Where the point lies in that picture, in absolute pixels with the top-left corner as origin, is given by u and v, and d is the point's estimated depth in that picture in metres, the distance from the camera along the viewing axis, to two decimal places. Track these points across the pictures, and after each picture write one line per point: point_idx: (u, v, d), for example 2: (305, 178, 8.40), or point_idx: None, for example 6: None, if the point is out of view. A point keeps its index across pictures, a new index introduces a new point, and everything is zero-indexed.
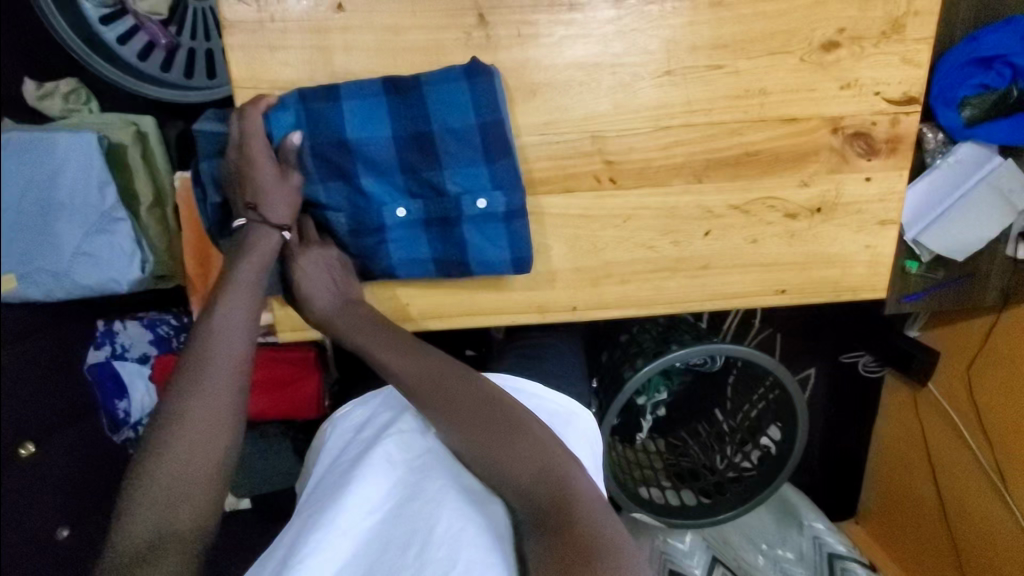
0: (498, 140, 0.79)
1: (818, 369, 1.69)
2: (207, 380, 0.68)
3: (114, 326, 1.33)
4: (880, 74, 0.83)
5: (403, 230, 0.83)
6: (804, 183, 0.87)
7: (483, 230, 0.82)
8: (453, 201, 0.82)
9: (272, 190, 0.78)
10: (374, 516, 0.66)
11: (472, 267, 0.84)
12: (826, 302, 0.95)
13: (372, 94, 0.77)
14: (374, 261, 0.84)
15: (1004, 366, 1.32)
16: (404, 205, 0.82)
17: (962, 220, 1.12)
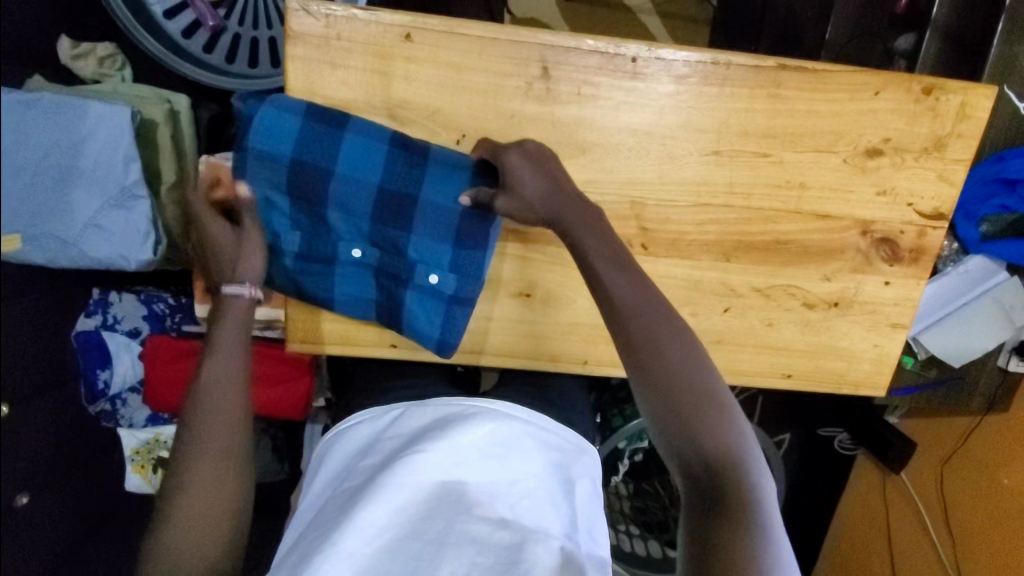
0: (473, 228, 0.80)
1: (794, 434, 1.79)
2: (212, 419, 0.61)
3: (109, 296, 1.26)
4: (916, 187, 0.86)
5: (354, 271, 0.84)
6: (826, 278, 0.89)
7: (424, 304, 0.83)
8: (408, 266, 0.82)
9: (225, 239, 0.71)
10: (376, 540, 0.62)
11: (402, 328, 0.85)
12: (828, 391, 0.97)
13: (367, 135, 0.77)
14: (310, 288, 0.83)
15: (978, 466, 1.35)
16: (360, 246, 0.82)
17: (961, 328, 1.16)
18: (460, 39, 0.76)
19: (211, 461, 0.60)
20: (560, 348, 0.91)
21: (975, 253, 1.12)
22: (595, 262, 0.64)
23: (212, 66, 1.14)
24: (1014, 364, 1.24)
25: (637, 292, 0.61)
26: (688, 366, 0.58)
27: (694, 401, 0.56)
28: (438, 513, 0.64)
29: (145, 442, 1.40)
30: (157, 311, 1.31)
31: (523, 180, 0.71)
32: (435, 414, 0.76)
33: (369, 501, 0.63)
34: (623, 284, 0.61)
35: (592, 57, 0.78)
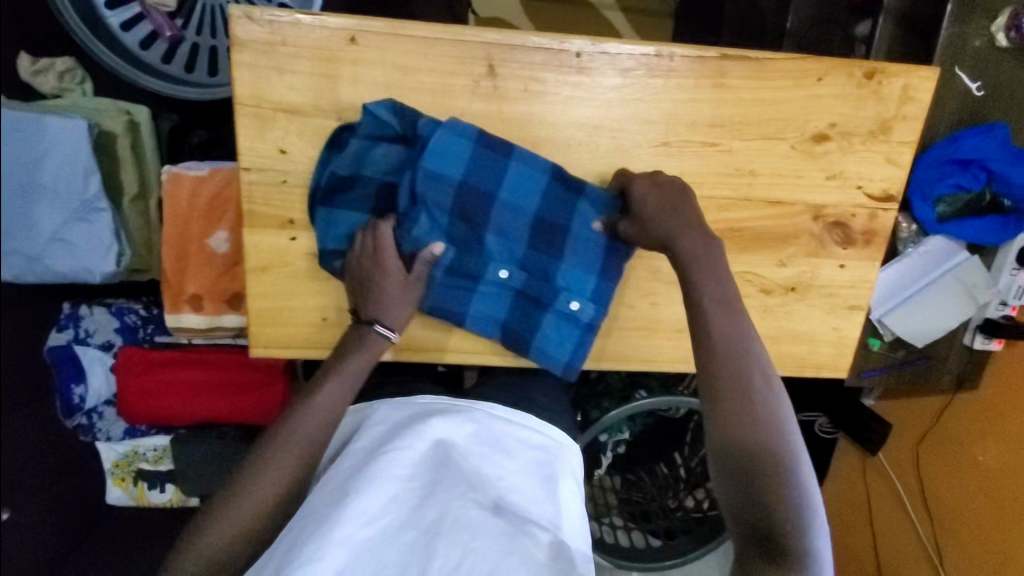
0: (615, 263, 0.84)
1: None
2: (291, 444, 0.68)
3: (80, 310, 1.27)
4: (864, 170, 0.87)
5: (494, 291, 0.84)
6: (781, 263, 0.91)
7: (560, 328, 0.85)
8: (553, 289, 0.84)
9: (391, 277, 0.76)
10: (371, 528, 0.63)
11: (530, 350, 0.85)
12: (791, 376, 0.98)
13: (541, 170, 0.81)
14: (446, 304, 0.83)
15: (952, 444, 1.37)
16: (508, 268, 0.83)
17: (925, 308, 1.17)
18: (404, 40, 0.77)
19: (280, 466, 0.67)
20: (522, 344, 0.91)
21: (933, 234, 1.13)
22: (701, 285, 0.68)
23: (171, 77, 1.14)
24: (979, 341, 1.27)
25: (732, 345, 0.64)
26: (772, 422, 0.62)
27: (774, 450, 0.60)
28: (429, 502, 0.65)
29: (123, 455, 1.37)
30: (130, 323, 1.29)
31: (641, 209, 0.76)
32: (420, 408, 0.77)
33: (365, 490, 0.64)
34: (720, 321, 0.66)
35: (536, 53, 0.78)
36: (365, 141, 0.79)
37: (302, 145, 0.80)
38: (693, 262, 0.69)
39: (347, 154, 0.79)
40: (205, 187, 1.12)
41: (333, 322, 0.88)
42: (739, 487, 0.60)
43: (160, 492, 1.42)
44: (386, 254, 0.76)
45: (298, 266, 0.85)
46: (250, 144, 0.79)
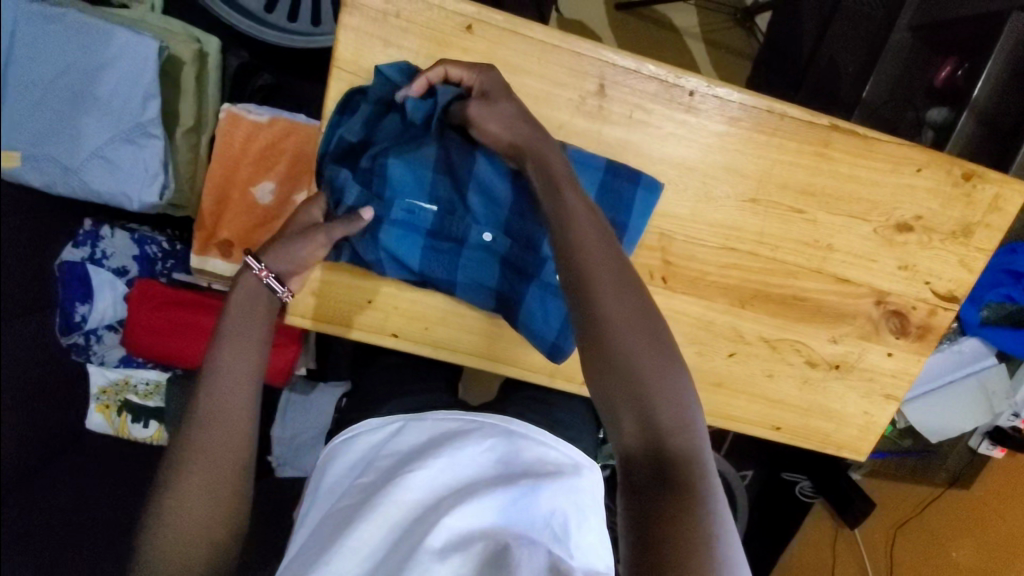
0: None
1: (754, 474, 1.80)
2: (201, 443, 0.59)
3: (101, 230, 1.23)
4: (936, 267, 0.87)
5: (479, 255, 0.79)
6: (833, 339, 0.90)
7: (545, 302, 0.78)
8: (538, 260, 0.77)
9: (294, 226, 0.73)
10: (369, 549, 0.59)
11: (517, 326, 0.80)
12: (812, 449, 0.99)
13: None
14: (433, 270, 0.79)
15: (931, 536, 1.39)
16: (492, 233, 0.78)
17: (942, 404, 1.19)
18: (520, 40, 0.74)
19: (215, 457, 0.59)
20: (525, 352, 0.87)
21: (971, 335, 1.15)
22: (567, 193, 0.62)
23: (242, 7, 1.06)
24: (983, 446, 1.29)
25: (609, 253, 0.59)
26: (640, 329, 0.56)
27: (653, 370, 0.54)
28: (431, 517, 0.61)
29: (113, 382, 1.31)
30: (150, 253, 1.26)
31: (494, 115, 0.68)
32: (434, 430, 0.74)
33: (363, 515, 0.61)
34: (583, 218, 0.60)
35: (650, 83, 0.76)
36: (337, 114, 0.74)
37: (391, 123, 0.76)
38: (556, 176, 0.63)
39: (359, 118, 0.73)
40: (260, 134, 1.08)
41: (377, 307, 0.85)
42: (636, 407, 0.53)
43: (144, 427, 1.34)
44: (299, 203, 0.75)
45: None
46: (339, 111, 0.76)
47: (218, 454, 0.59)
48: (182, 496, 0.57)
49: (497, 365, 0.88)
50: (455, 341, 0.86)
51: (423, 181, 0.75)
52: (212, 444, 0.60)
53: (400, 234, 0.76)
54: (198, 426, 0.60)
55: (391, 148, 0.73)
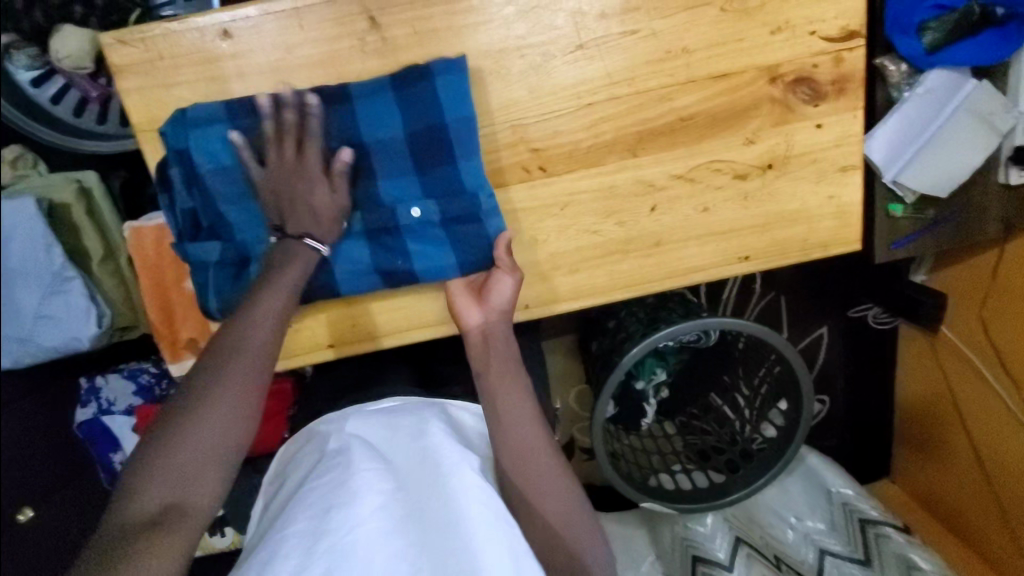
0: (428, 146, 0.76)
1: (831, 327, 1.70)
2: (221, 405, 0.59)
3: (97, 381, 1.28)
4: (813, 11, 0.77)
5: (346, 243, 0.79)
6: (749, 141, 0.81)
7: (426, 238, 0.80)
8: (389, 212, 0.79)
9: (314, 178, 0.74)
10: (360, 540, 0.58)
11: (415, 277, 0.81)
12: (798, 262, 0.89)
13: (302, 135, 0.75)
14: (307, 285, 0.80)
15: (1015, 296, 1.25)
16: (336, 224, 0.79)
17: (942, 153, 1.03)
18: (274, 18, 0.73)
19: (232, 401, 0.59)
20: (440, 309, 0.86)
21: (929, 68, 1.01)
22: (495, 322, 0.80)
23: (68, 126, 1.14)
24: (1016, 177, 1.07)
25: (507, 351, 0.78)
26: (549, 492, 0.70)
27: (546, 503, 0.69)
28: (410, 509, 0.62)
29: None
30: (144, 383, 1.28)
31: (502, 291, 0.80)
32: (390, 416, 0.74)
33: (348, 506, 0.60)
34: (499, 345, 0.78)
35: None
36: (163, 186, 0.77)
37: None
38: (496, 341, 0.78)
39: (177, 183, 0.77)
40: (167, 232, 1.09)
41: (298, 328, 0.85)
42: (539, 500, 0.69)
43: (223, 536, 1.34)
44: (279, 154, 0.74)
45: None
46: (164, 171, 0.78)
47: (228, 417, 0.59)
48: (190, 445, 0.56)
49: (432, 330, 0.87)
50: (409, 319, 0.86)
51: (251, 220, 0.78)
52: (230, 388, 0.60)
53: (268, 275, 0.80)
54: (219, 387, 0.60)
55: (213, 202, 0.77)
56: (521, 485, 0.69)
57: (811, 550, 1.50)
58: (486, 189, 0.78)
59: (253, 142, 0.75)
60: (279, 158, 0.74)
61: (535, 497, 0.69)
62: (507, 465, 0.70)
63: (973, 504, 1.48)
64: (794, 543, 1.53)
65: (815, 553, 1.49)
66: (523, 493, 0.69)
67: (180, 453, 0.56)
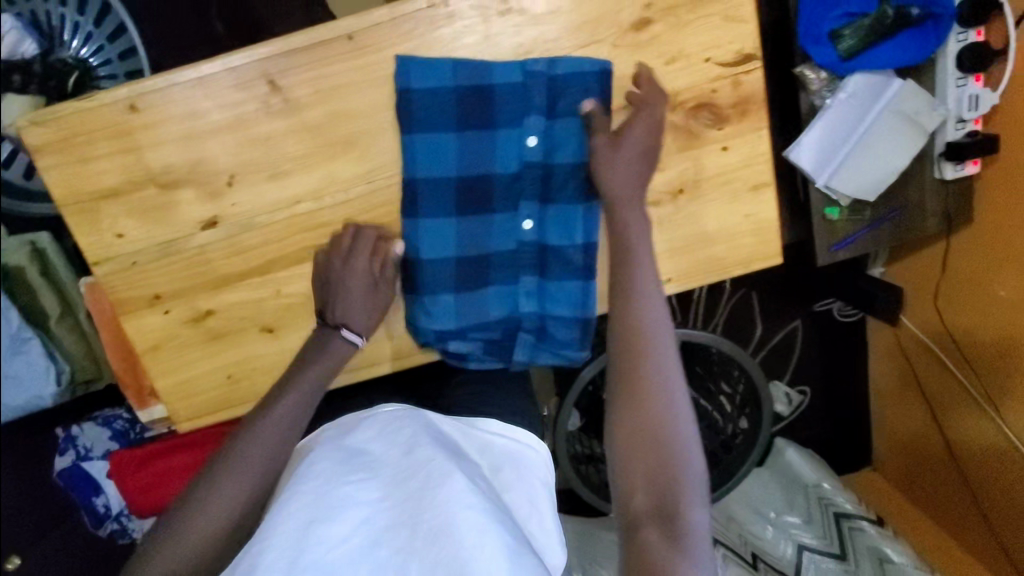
0: (474, 107, 0.77)
1: (804, 319, 1.65)
2: (225, 489, 0.59)
3: (73, 430, 1.32)
4: (707, 38, 0.78)
5: (512, 231, 0.82)
6: (658, 168, 0.83)
7: (569, 150, 0.79)
8: (536, 163, 0.79)
9: (356, 276, 0.76)
10: (339, 554, 0.52)
11: (593, 203, 0.80)
12: (722, 280, 0.90)
13: (441, 210, 0.80)
14: (571, 247, 0.82)
15: (967, 283, 1.26)
16: (532, 218, 0.81)
17: (871, 155, 1.04)
18: (181, 87, 0.75)
19: (233, 486, 0.60)
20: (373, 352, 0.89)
21: (848, 74, 1.00)
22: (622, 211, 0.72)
23: (18, 188, 1.17)
24: (949, 171, 1.09)
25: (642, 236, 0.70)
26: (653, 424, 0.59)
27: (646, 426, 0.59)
28: (403, 525, 0.53)
29: None
30: (119, 428, 1.32)
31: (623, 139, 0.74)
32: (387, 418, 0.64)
33: (336, 515, 0.53)
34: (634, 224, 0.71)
35: (312, 52, 0.74)
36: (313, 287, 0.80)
37: (138, 224, 0.80)
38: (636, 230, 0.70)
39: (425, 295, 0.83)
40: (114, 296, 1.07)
41: (239, 377, 0.87)
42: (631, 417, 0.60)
43: None
44: (344, 254, 0.77)
45: (183, 335, 0.85)
46: (92, 239, 0.80)
47: (226, 499, 0.59)
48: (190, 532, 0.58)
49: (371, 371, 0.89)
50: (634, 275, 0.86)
51: (454, 308, 0.83)
52: (245, 471, 0.61)
53: (553, 289, 0.84)
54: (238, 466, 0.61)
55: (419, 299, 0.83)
56: (620, 415, 0.61)
57: (789, 545, 1.50)
58: (530, 62, 0.76)
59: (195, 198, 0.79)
60: (336, 253, 0.78)
61: (629, 419, 0.60)
62: (624, 372, 0.62)
63: (948, 489, 1.45)
64: (772, 538, 1.53)
65: (792, 547, 1.49)
66: (624, 415, 0.60)
67: (183, 529, 0.58)
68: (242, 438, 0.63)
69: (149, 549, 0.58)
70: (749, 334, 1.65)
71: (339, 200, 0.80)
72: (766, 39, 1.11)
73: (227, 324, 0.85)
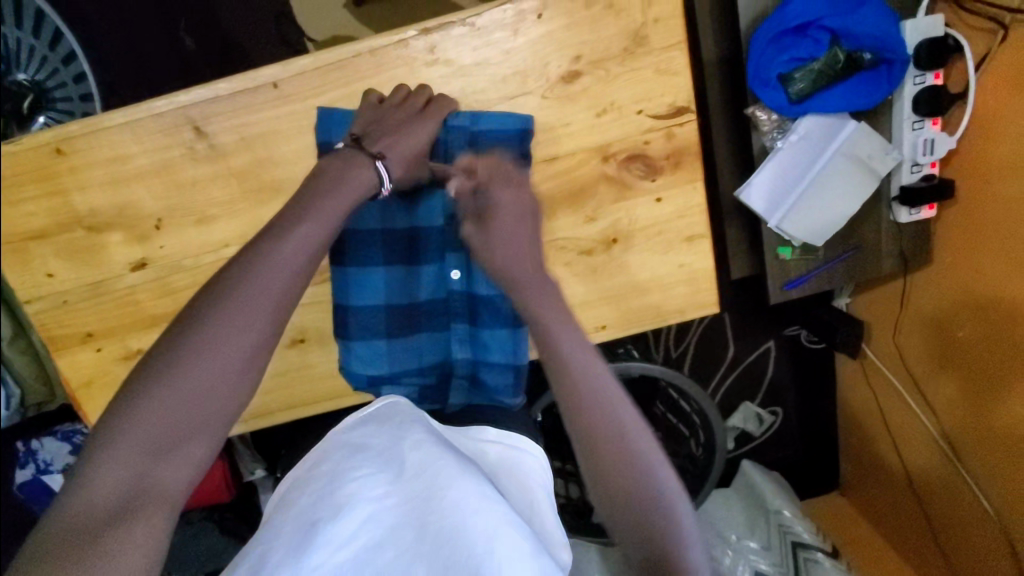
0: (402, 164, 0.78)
1: (778, 341, 1.64)
2: (208, 359, 0.46)
3: (33, 445, 1.31)
4: (638, 91, 0.77)
5: (442, 279, 0.83)
6: (590, 218, 0.82)
7: None
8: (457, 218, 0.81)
9: (409, 131, 0.67)
10: (343, 557, 0.47)
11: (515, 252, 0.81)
12: (658, 327, 0.90)
13: (367, 264, 0.81)
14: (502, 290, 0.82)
15: (926, 323, 1.24)
16: (460, 269, 0.82)
17: (823, 198, 1.02)
18: (104, 132, 0.75)
19: (230, 351, 0.47)
20: (308, 393, 0.89)
21: (800, 116, 0.99)
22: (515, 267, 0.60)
23: None
24: (904, 215, 1.07)
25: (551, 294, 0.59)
26: (617, 454, 0.51)
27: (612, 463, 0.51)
28: (410, 514, 0.49)
29: None
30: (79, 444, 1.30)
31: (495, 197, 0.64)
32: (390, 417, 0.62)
33: (322, 523, 0.49)
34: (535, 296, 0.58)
35: (235, 99, 0.74)
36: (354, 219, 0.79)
37: (66, 265, 0.80)
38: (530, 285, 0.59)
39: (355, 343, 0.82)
40: None
41: None
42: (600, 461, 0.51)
43: None
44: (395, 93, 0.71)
45: (115, 373, 0.85)
46: (22, 279, 0.81)
47: (222, 374, 0.46)
48: (159, 410, 0.45)
49: (306, 408, 0.90)
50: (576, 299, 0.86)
51: (383, 352, 0.82)
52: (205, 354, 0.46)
53: (485, 336, 0.83)
54: (203, 345, 0.46)
55: (349, 349, 0.82)
56: (592, 461, 0.52)
57: (746, 571, 1.50)
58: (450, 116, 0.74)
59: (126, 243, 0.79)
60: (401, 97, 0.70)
61: (595, 460, 0.52)
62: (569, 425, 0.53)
63: (911, 521, 1.43)
64: (730, 563, 1.52)
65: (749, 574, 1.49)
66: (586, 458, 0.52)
67: (161, 401, 0.45)
68: (189, 332, 0.47)
69: (107, 429, 0.45)
70: (717, 360, 1.64)
71: None
72: (716, 82, 1.11)
73: None
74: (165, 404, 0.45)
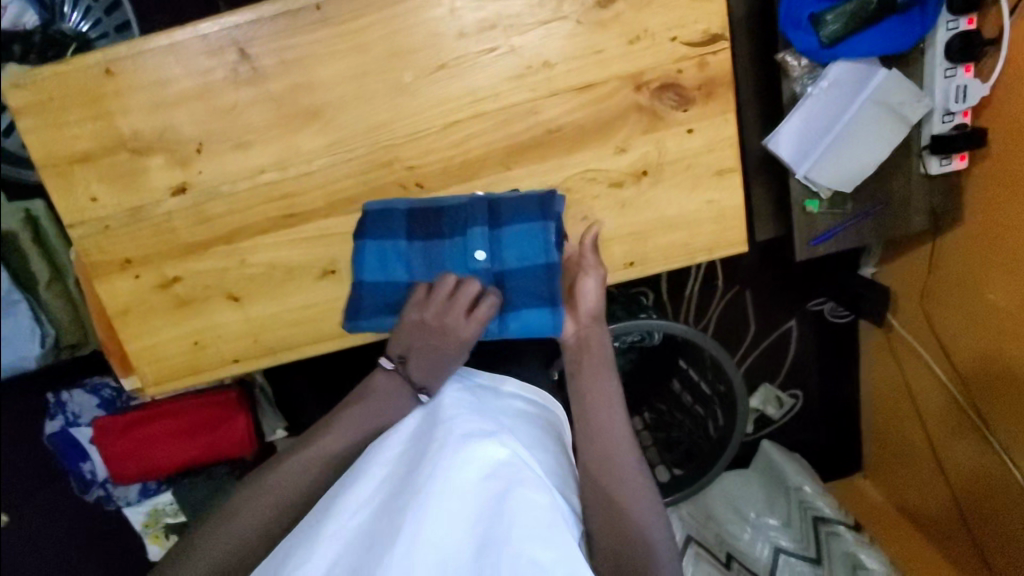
0: (426, 219, 0.81)
1: (799, 320, 1.62)
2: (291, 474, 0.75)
3: (63, 396, 1.29)
4: (672, 18, 0.77)
5: None
6: (620, 149, 0.83)
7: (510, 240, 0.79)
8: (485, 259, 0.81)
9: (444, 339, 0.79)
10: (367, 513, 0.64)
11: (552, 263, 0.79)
12: (686, 266, 0.89)
13: (389, 235, 0.81)
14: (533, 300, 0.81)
15: (952, 288, 1.22)
16: (487, 251, 0.80)
17: (852, 145, 1.02)
18: (150, 54, 0.77)
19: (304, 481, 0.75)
20: (335, 328, 0.90)
21: (830, 61, 0.99)
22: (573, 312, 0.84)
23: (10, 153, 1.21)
24: (935, 166, 1.06)
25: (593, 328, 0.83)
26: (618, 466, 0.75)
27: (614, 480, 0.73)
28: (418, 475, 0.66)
29: (148, 515, 1.37)
30: (105, 397, 1.29)
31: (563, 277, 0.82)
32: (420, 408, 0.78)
33: (363, 489, 0.66)
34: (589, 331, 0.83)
35: (277, 22, 0.76)
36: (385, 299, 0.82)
37: (109, 188, 0.83)
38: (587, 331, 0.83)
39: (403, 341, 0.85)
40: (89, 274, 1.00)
41: (206, 344, 0.90)
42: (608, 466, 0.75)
43: None
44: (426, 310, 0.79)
45: (151, 299, 0.87)
46: (65, 201, 0.83)
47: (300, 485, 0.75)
48: (244, 513, 0.72)
49: (333, 342, 0.90)
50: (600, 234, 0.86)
51: None
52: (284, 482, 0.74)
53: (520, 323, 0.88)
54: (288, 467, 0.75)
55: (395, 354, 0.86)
56: (596, 474, 0.74)
57: (766, 547, 1.45)
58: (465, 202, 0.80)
59: (168, 166, 0.82)
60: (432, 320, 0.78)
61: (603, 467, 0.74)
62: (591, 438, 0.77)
63: (933, 499, 1.38)
64: (750, 540, 1.47)
65: (769, 549, 1.44)
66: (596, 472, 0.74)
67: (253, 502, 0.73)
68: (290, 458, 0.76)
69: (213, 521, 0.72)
70: (739, 335, 1.63)
71: (304, 171, 0.82)
72: (744, 33, 1.09)
73: (194, 291, 0.87)
74: (248, 516, 0.72)
